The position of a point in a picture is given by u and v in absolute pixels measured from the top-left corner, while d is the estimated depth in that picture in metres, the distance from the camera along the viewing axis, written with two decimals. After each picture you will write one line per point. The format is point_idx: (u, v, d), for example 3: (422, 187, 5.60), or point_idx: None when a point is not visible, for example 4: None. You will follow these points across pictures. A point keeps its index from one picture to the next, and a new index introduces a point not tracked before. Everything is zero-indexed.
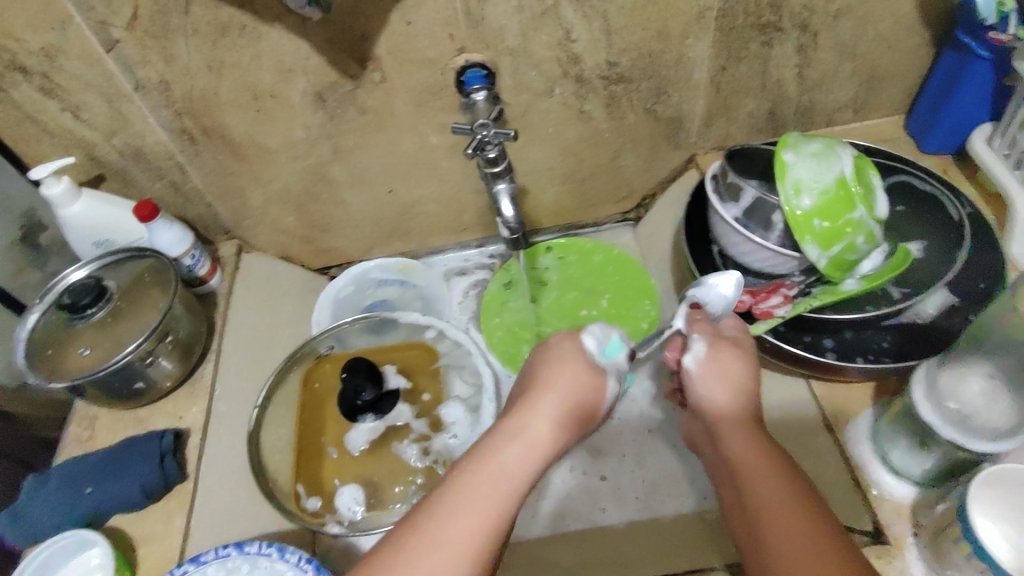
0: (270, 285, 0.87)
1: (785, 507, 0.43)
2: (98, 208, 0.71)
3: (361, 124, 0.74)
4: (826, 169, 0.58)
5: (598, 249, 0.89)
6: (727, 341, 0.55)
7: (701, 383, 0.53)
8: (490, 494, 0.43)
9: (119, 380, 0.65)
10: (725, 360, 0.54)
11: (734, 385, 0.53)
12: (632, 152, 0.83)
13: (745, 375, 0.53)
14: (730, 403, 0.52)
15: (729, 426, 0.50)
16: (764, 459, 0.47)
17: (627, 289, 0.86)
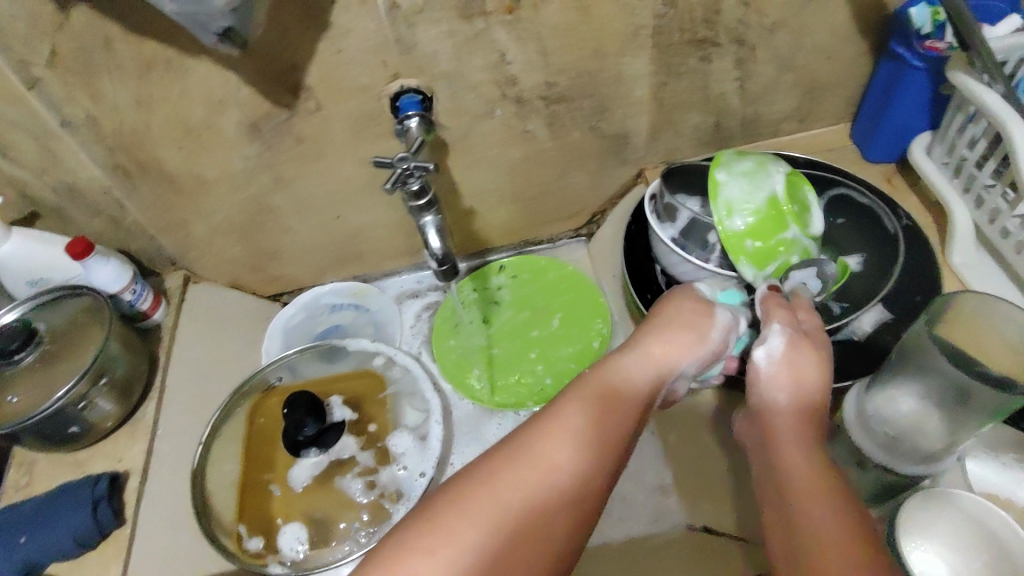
0: (218, 315, 0.84)
1: (831, 515, 0.41)
2: (31, 247, 0.69)
3: (300, 153, 0.73)
4: (758, 189, 0.58)
5: (552, 266, 0.89)
6: (807, 337, 0.53)
7: (767, 380, 0.52)
8: (509, 493, 0.44)
9: (53, 426, 0.64)
10: (799, 362, 0.51)
11: (799, 393, 0.51)
12: (581, 169, 0.82)
13: (816, 377, 0.52)
14: (788, 416, 0.50)
15: (785, 436, 0.48)
16: (810, 472, 0.45)
17: (580, 306, 0.86)
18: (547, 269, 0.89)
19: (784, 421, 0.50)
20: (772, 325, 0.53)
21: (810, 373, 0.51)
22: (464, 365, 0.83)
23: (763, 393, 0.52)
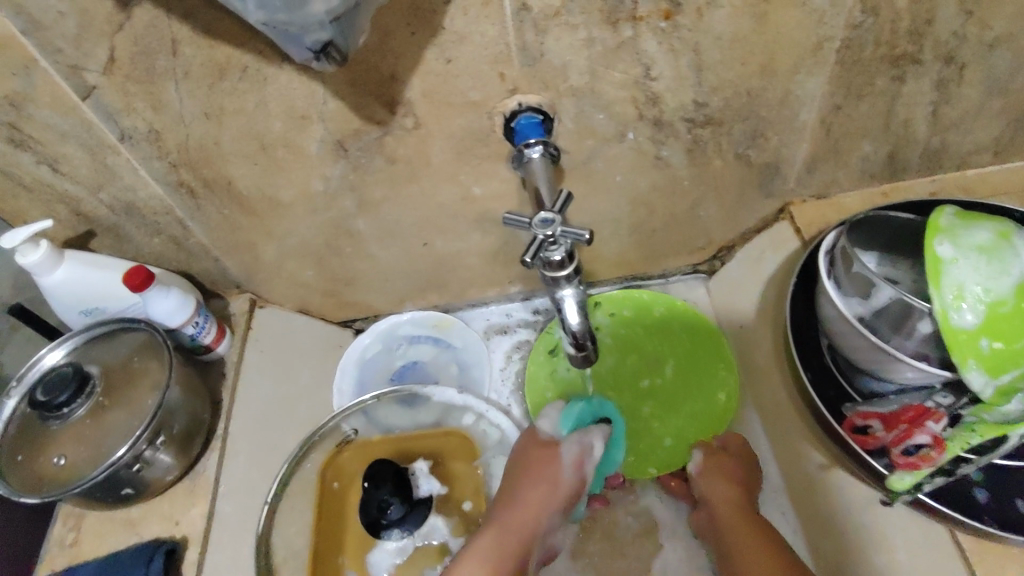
0: (289, 345, 0.75)
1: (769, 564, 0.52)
2: (85, 274, 0.61)
3: (390, 175, 0.61)
4: (997, 272, 0.44)
5: (658, 304, 0.76)
6: (724, 455, 0.64)
7: (704, 480, 0.63)
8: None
9: (104, 489, 0.56)
10: (727, 443, 0.65)
11: (728, 476, 0.62)
12: (715, 202, 0.69)
13: (739, 475, 0.62)
14: (732, 506, 0.59)
15: (725, 507, 0.60)
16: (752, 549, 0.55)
17: (698, 353, 0.73)
18: (653, 307, 0.76)
19: (729, 510, 0.59)
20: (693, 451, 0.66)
21: (733, 469, 0.62)
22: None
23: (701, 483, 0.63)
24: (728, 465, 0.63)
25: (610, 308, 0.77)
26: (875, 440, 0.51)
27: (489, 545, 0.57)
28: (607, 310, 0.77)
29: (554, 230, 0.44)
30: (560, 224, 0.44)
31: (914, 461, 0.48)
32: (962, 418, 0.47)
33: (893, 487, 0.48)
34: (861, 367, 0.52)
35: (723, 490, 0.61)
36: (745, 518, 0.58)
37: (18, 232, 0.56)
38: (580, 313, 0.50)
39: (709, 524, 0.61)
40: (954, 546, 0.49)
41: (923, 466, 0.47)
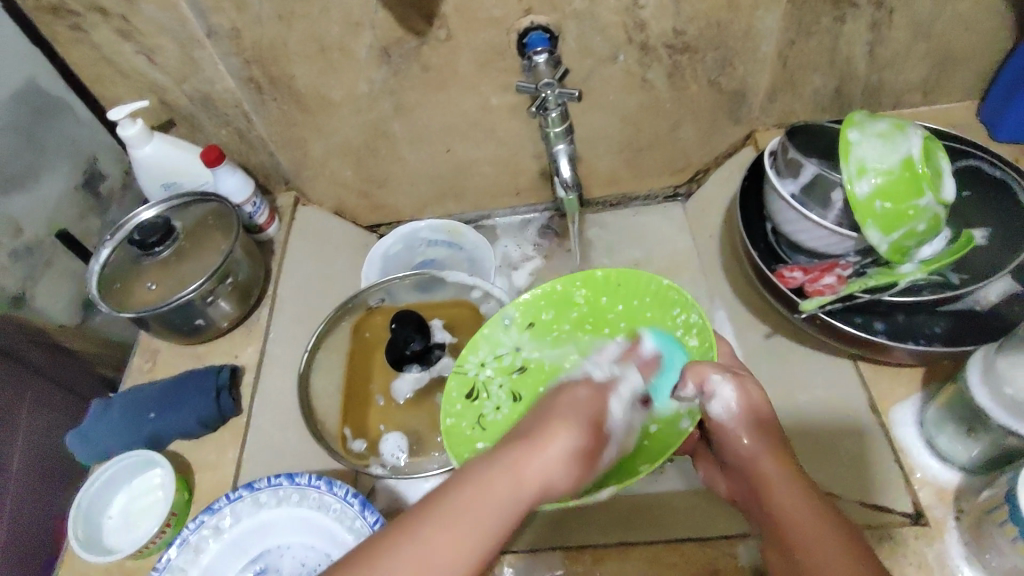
0: (324, 237, 0.88)
1: (803, 517, 0.47)
2: (169, 151, 0.73)
3: (424, 82, 0.75)
4: (892, 150, 0.58)
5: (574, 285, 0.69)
6: (751, 382, 0.56)
7: (733, 428, 0.54)
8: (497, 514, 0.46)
9: (181, 317, 0.69)
10: (752, 400, 0.55)
11: (759, 429, 0.54)
12: (692, 124, 0.82)
13: (769, 414, 0.55)
14: (777, 463, 0.51)
15: (781, 482, 0.50)
16: (798, 520, 0.47)
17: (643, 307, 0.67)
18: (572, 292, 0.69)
19: (775, 468, 0.51)
20: (714, 377, 0.55)
21: (766, 419, 0.54)
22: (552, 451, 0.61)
23: (731, 439, 0.54)
24: (761, 409, 0.55)
25: (524, 321, 0.69)
26: (794, 282, 0.63)
27: (500, 487, 0.47)
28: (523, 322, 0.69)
29: (551, 92, 0.58)
30: (556, 87, 0.58)
31: (821, 290, 0.61)
32: (865, 272, 0.62)
33: (804, 309, 0.60)
34: (796, 241, 0.65)
35: (755, 438, 0.53)
36: (789, 482, 0.50)
37: (121, 108, 0.69)
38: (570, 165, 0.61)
39: (746, 491, 0.53)
40: (858, 380, 0.64)
41: (827, 293, 0.61)
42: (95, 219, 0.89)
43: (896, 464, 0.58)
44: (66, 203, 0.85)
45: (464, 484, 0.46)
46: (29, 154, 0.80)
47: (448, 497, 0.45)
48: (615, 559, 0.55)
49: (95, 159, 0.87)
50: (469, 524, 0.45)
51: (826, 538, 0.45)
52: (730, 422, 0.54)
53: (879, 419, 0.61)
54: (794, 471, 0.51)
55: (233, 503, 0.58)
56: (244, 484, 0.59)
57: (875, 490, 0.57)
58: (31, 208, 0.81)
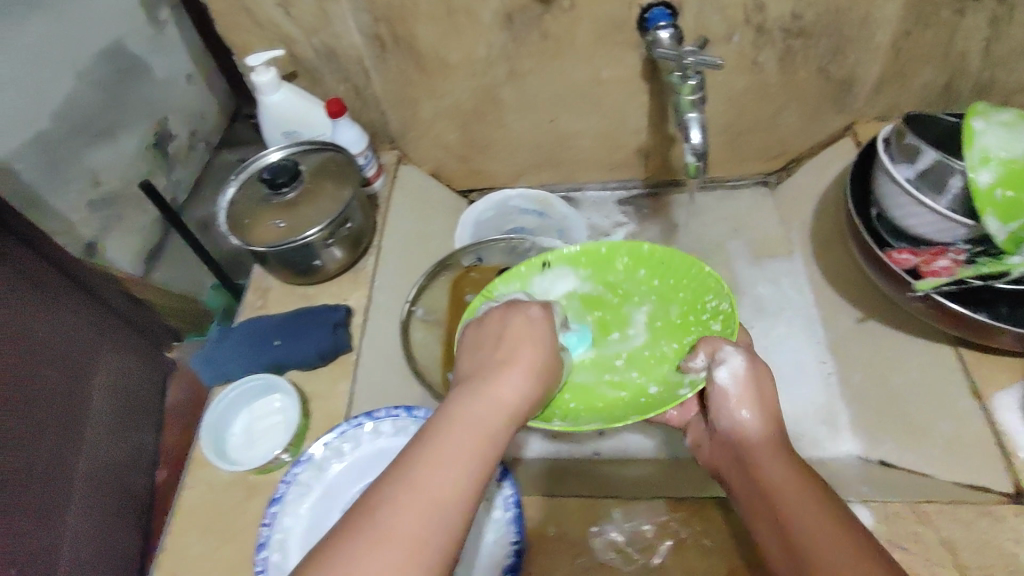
0: (424, 197, 0.92)
1: (793, 486, 0.48)
2: (294, 100, 0.77)
3: (541, 50, 0.77)
4: (1017, 141, 0.59)
5: (620, 251, 0.76)
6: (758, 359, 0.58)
7: (740, 399, 0.56)
8: (452, 468, 0.41)
9: (301, 255, 0.73)
10: (757, 380, 0.56)
11: (758, 407, 0.55)
12: (796, 110, 0.83)
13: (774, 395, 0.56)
14: (770, 441, 0.53)
15: (772, 466, 0.51)
16: (790, 491, 0.48)
17: (677, 289, 0.74)
18: (616, 256, 0.77)
19: (770, 457, 0.52)
20: (727, 347, 0.59)
21: (771, 409, 0.56)
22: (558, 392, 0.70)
23: (731, 415, 0.56)
24: (757, 388, 0.56)
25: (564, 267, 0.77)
26: (907, 263, 0.64)
27: (472, 416, 0.44)
28: (561, 269, 0.77)
29: (693, 57, 0.56)
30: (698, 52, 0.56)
31: (937, 271, 0.62)
32: (976, 261, 0.62)
33: (919, 288, 0.60)
34: (905, 227, 0.66)
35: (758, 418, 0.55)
36: (783, 465, 0.50)
37: (259, 56, 0.74)
38: (702, 133, 0.58)
39: (733, 461, 0.55)
40: (957, 363, 0.63)
41: (942, 275, 0.61)
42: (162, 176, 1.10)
43: (997, 446, 0.58)
44: (138, 158, 1.04)
45: (431, 437, 0.42)
46: (111, 114, 0.98)
47: (411, 475, 0.40)
48: (716, 509, 0.58)
49: (166, 121, 1.10)
50: (457, 457, 0.42)
51: (811, 506, 0.46)
52: (735, 392, 0.56)
53: (979, 403, 0.60)
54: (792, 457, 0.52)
55: (354, 429, 0.62)
56: (364, 414, 0.63)
57: (975, 469, 0.58)
58: (112, 161, 1.00)
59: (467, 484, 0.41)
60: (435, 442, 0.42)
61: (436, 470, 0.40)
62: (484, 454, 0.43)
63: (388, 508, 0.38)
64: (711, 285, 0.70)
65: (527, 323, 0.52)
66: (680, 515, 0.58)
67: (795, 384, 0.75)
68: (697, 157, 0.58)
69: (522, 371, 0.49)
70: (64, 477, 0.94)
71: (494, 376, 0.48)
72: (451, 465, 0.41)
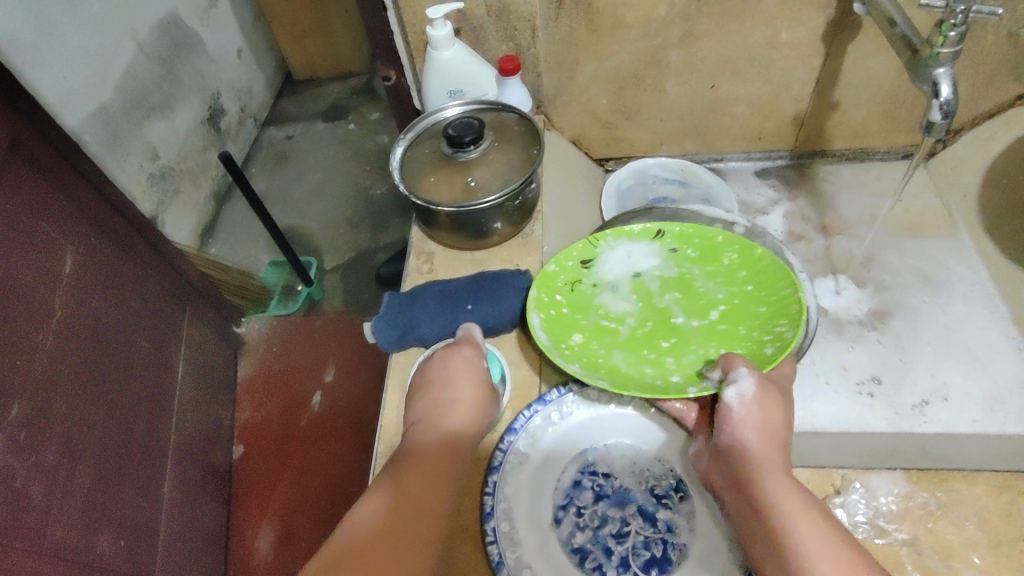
0: (569, 165, 0.89)
1: (805, 518, 0.47)
2: (465, 59, 0.74)
3: (725, 9, 0.74)
4: None
5: (730, 245, 0.68)
6: (771, 385, 0.54)
7: (742, 419, 0.52)
8: (387, 489, 0.51)
9: (487, 217, 0.70)
10: (769, 409, 0.53)
11: (761, 425, 0.52)
12: (970, 79, 0.80)
13: (782, 423, 0.53)
14: (773, 463, 0.51)
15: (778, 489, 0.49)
16: (796, 514, 0.47)
17: (758, 302, 0.65)
18: (724, 250, 0.69)
19: (776, 481, 0.50)
20: (740, 367, 0.54)
21: (779, 435, 0.53)
22: (592, 343, 0.65)
23: (734, 435, 0.52)
24: (767, 410, 0.53)
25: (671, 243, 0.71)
26: None
27: (432, 450, 0.54)
28: (667, 245, 0.71)
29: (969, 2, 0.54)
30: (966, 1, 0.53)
31: None
32: None
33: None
34: None
35: (759, 438, 0.52)
36: (795, 494, 0.49)
37: (439, 7, 0.70)
38: (953, 86, 0.55)
39: (728, 480, 0.53)
40: None
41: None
42: None
43: None
44: None
45: (396, 470, 0.53)
46: None
47: (366, 504, 0.50)
48: (963, 480, 0.63)
49: None
50: (412, 488, 0.51)
51: (822, 539, 0.45)
52: (740, 411, 0.52)
53: None
54: (797, 487, 0.49)
55: (563, 396, 0.61)
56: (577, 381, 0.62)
57: None
58: None
59: (422, 511, 0.49)
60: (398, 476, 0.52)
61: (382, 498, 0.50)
62: (416, 482, 0.51)
63: (352, 530, 0.48)
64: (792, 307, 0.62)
65: (458, 359, 0.60)
66: (923, 487, 0.63)
67: (991, 363, 0.70)
68: (945, 113, 0.56)
69: (448, 400, 0.57)
70: (157, 446, 1.07)
71: (445, 409, 0.57)
72: (390, 494, 0.50)
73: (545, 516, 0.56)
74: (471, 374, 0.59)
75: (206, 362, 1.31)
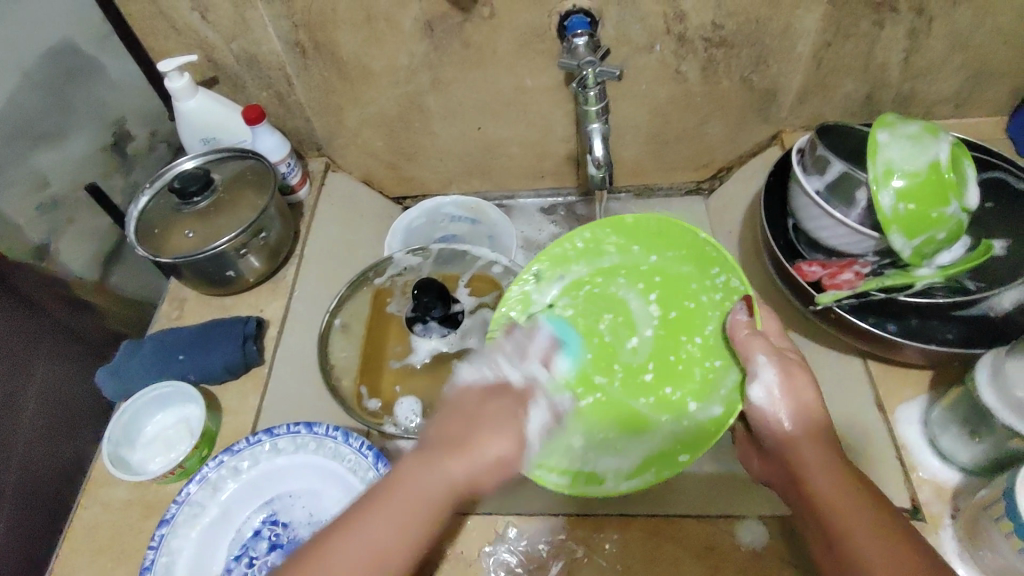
0: (352, 204, 0.91)
1: (847, 511, 0.45)
2: (211, 108, 0.76)
3: (463, 58, 0.75)
4: (920, 153, 0.57)
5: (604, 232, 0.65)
6: (794, 363, 0.52)
7: (777, 407, 0.51)
8: (411, 523, 0.45)
9: (214, 266, 0.71)
10: (800, 395, 0.51)
11: (798, 412, 0.50)
12: (720, 120, 0.83)
13: (815, 398, 0.51)
14: (817, 452, 0.49)
15: (819, 470, 0.48)
16: (842, 507, 0.45)
17: (680, 263, 0.64)
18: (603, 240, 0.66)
19: (813, 457, 0.48)
20: (759, 357, 0.51)
21: (810, 406, 0.51)
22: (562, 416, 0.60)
23: (773, 424, 0.51)
24: (809, 397, 0.51)
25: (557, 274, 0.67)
26: (813, 275, 0.63)
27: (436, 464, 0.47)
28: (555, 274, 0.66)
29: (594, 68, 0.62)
30: (597, 65, 0.62)
31: (839, 284, 0.61)
32: (882, 273, 0.62)
33: (820, 301, 0.60)
34: (816, 241, 0.66)
35: (797, 425, 0.50)
36: (826, 471, 0.47)
37: (173, 60, 0.72)
38: (602, 144, 0.65)
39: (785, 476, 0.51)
40: (865, 375, 0.66)
41: (844, 288, 0.61)
42: (117, 178, 0.96)
43: (897, 459, 0.60)
44: (91, 161, 0.92)
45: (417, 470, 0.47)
46: (57, 112, 0.86)
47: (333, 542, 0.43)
48: (617, 528, 0.58)
49: (122, 121, 0.94)
50: (411, 496, 0.46)
51: (887, 542, 0.43)
52: (771, 409, 0.51)
53: (885, 417, 0.62)
54: (847, 474, 0.47)
55: (253, 446, 0.62)
56: (264, 430, 0.62)
57: (882, 495, 0.58)
58: (61, 164, 0.88)
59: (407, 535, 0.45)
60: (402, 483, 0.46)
61: (371, 523, 0.44)
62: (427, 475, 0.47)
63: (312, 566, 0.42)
64: (716, 255, 0.60)
65: (505, 417, 0.51)
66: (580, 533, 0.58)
67: None
68: (599, 169, 0.65)
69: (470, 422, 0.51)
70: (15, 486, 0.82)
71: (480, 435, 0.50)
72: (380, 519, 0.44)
73: (215, 567, 0.58)
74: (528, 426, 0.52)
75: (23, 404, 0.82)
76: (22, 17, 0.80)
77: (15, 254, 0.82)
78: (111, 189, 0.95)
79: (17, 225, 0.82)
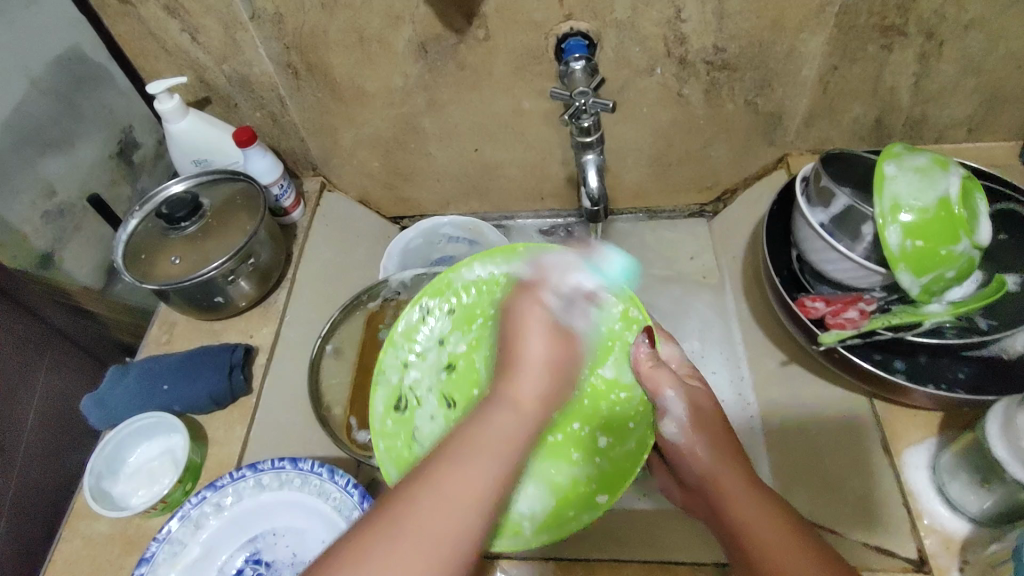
0: (348, 224, 0.89)
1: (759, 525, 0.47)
2: (201, 128, 0.75)
3: (458, 80, 0.74)
4: (929, 188, 0.55)
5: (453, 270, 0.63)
6: (701, 392, 0.56)
7: (685, 435, 0.55)
8: (496, 458, 0.44)
9: (201, 292, 0.70)
10: (698, 404, 0.55)
11: (714, 442, 0.54)
12: (724, 143, 0.80)
13: (722, 422, 0.55)
14: (733, 474, 0.51)
15: (734, 491, 0.50)
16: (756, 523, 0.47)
17: None
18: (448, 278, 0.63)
19: (730, 481, 0.51)
20: (669, 396, 0.55)
21: (714, 424, 0.55)
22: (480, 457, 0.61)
23: (689, 456, 0.55)
24: (709, 418, 0.55)
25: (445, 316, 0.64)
26: (815, 312, 0.61)
27: (502, 417, 0.48)
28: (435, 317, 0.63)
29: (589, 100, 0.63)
30: (590, 96, 0.62)
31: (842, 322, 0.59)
32: (888, 309, 0.59)
33: (823, 341, 0.58)
34: (821, 274, 0.63)
35: (705, 450, 0.53)
36: (747, 495, 0.50)
37: (161, 82, 0.70)
38: (596, 175, 0.66)
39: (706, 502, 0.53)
40: (870, 415, 0.63)
41: (848, 327, 0.59)
42: (125, 188, 0.86)
43: (903, 507, 0.57)
44: (98, 171, 0.82)
45: (480, 457, 0.44)
46: (67, 120, 0.77)
47: (417, 496, 0.41)
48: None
49: (131, 129, 0.85)
50: (479, 470, 0.43)
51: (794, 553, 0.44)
52: (685, 441, 0.55)
53: (891, 461, 0.60)
54: (759, 492, 0.50)
55: (236, 482, 0.60)
56: (248, 464, 0.61)
57: (887, 546, 0.56)
58: (69, 172, 0.79)
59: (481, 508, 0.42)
60: (465, 442, 0.45)
61: (481, 462, 0.43)
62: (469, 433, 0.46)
63: (395, 538, 0.39)
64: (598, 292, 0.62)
65: (539, 325, 0.55)
66: None
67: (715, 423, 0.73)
68: (594, 200, 0.67)
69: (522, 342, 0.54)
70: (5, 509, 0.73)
71: (510, 382, 0.51)
72: (478, 464, 0.43)
73: None
74: (551, 341, 0.54)
75: (23, 418, 0.74)
76: (29, 19, 0.71)
77: (18, 263, 0.73)
78: (115, 199, 0.85)
79: (20, 232, 0.73)
